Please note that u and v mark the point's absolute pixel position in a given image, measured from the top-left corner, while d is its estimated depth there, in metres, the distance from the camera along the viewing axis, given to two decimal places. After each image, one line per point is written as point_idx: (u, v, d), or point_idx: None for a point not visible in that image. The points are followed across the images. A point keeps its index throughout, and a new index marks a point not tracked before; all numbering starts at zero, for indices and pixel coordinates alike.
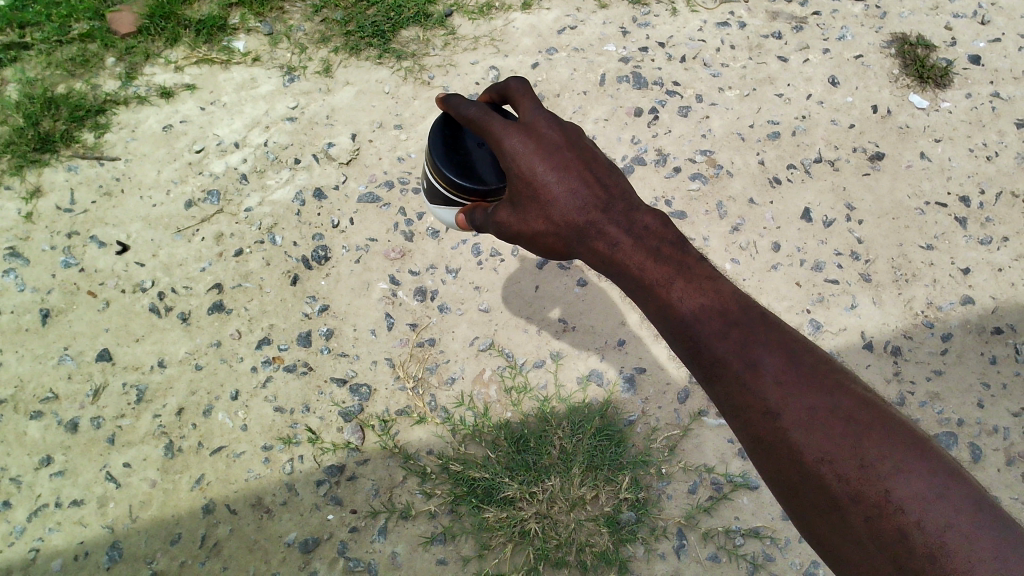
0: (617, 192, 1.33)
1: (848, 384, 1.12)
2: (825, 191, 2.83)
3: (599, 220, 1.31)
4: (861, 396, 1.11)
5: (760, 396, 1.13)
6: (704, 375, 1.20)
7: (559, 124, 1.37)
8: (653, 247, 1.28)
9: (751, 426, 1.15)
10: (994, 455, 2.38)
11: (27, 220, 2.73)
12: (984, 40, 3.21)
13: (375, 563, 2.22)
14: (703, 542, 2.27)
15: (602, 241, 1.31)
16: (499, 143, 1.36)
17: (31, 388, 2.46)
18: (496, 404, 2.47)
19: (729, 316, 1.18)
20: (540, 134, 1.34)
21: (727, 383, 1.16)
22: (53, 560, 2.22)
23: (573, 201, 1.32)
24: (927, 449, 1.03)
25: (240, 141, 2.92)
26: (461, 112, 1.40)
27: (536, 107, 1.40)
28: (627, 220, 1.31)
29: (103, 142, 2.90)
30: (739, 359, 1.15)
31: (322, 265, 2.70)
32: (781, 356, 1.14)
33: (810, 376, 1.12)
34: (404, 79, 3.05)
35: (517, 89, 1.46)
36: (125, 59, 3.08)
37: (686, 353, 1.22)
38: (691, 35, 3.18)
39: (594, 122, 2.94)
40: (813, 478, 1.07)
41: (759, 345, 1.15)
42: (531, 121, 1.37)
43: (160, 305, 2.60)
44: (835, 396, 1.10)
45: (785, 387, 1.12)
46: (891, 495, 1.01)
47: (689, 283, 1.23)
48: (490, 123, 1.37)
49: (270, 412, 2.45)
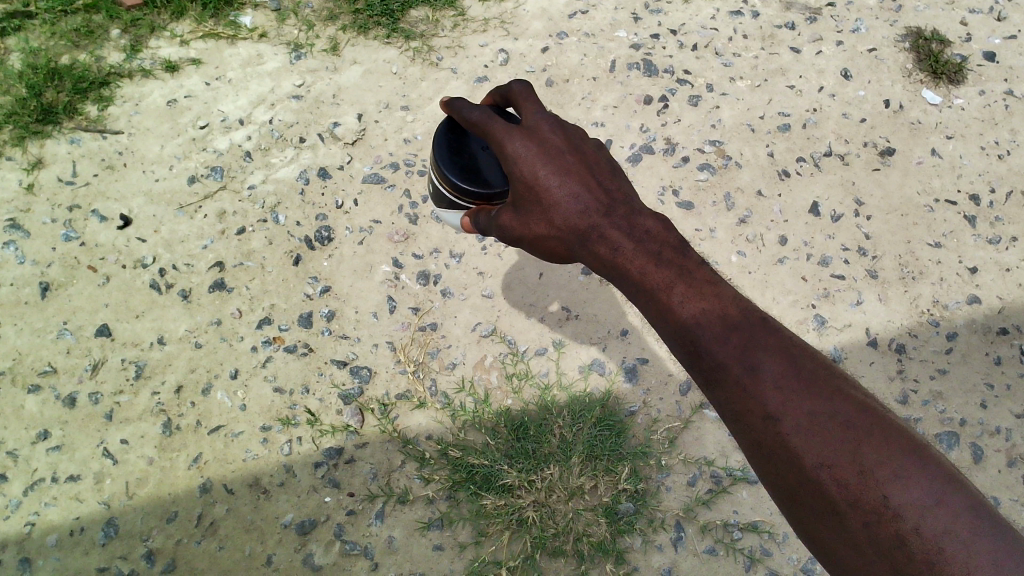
0: (619, 197, 1.32)
1: (847, 390, 1.10)
2: (834, 185, 2.80)
3: (600, 224, 1.29)
4: (859, 401, 1.09)
5: (761, 401, 1.11)
6: (704, 379, 1.18)
7: (562, 128, 1.36)
8: (655, 251, 1.25)
9: (750, 431, 1.13)
10: (995, 456, 2.37)
11: (29, 193, 2.70)
12: (1000, 37, 3.17)
13: (371, 547, 2.22)
14: (701, 535, 2.26)
15: (603, 245, 1.28)
16: (502, 147, 1.34)
17: (29, 361, 2.44)
18: (497, 391, 2.46)
19: (730, 319, 1.16)
20: (542, 138, 1.34)
21: (727, 388, 1.14)
22: (49, 535, 2.21)
23: (575, 206, 1.30)
24: (926, 455, 1.02)
25: (245, 118, 2.89)
26: (464, 117, 1.38)
27: (539, 111, 1.38)
28: (628, 223, 1.28)
29: (106, 115, 2.87)
30: (739, 364, 1.13)
31: (325, 245, 2.67)
32: (781, 360, 1.12)
33: (810, 383, 1.11)
34: (413, 60, 3.02)
35: (519, 93, 1.44)
36: (131, 31, 3.05)
37: (687, 357, 1.20)
38: (703, 23, 3.14)
39: (604, 109, 2.91)
40: (811, 484, 1.06)
41: (760, 350, 1.13)
42: (534, 124, 1.36)
43: (161, 282, 2.58)
44: (834, 403, 1.08)
45: (785, 393, 1.10)
46: (888, 500, 0.99)
47: (690, 287, 1.20)
48: (493, 127, 1.35)
49: (270, 393, 2.44)
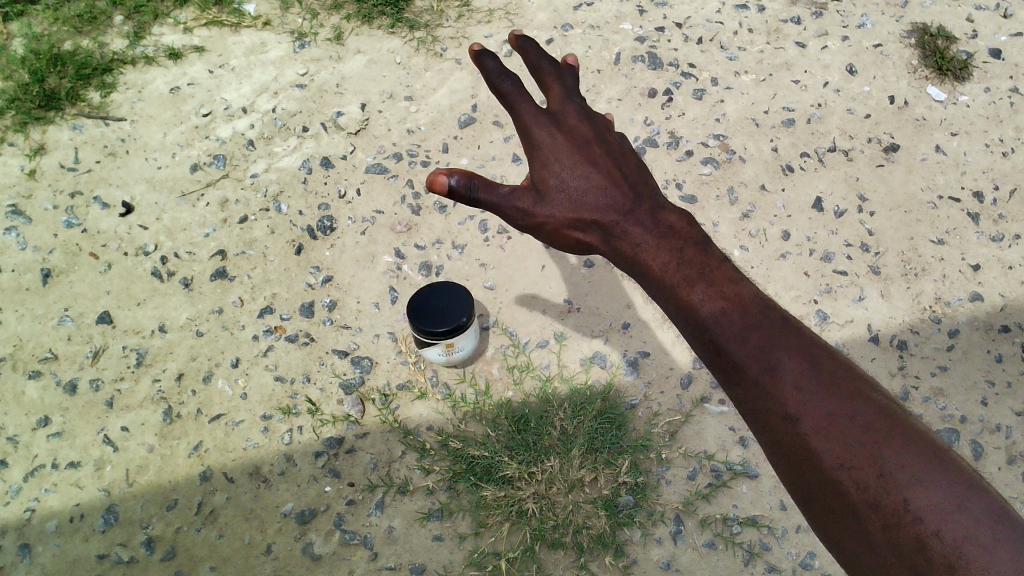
0: (643, 189, 1.50)
1: (866, 393, 1.23)
2: (838, 181, 2.80)
3: (623, 218, 1.46)
4: (877, 404, 1.22)
5: (781, 402, 1.24)
6: (725, 377, 1.31)
7: (586, 116, 1.54)
8: (677, 245, 1.43)
9: (769, 428, 1.26)
10: (996, 453, 2.36)
11: (31, 179, 2.70)
12: (1007, 34, 3.16)
13: (370, 537, 2.22)
14: (700, 529, 2.26)
15: (626, 238, 1.45)
16: (527, 130, 1.48)
17: (30, 347, 2.44)
18: (498, 383, 2.46)
19: (750, 315, 1.30)
20: (570, 128, 1.50)
21: (749, 387, 1.27)
22: (49, 521, 2.21)
23: (602, 197, 1.47)
24: (943, 459, 1.15)
25: (248, 106, 2.88)
26: (496, 86, 1.47)
27: (564, 97, 1.55)
28: (651, 218, 1.46)
29: (109, 102, 2.86)
30: (760, 364, 1.26)
31: (327, 235, 2.67)
32: (801, 361, 1.25)
33: (829, 385, 1.23)
34: (417, 50, 3.01)
35: (546, 71, 1.57)
36: (134, 18, 3.04)
37: (709, 355, 1.33)
38: (709, 17, 3.13)
39: (608, 101, 2.90)
40: (832, 486, 1.18)
41: (780, 351, 1.26)
42: (560, 111, 1.52)
43: (163, 270, 2.58)
44: (854, 406, 1.20)
45: (805, 396, 1.22)
46: (910, 505, 1.11)
47: (710, 287, 1.35)
48: (520, 108, 1.48)
49: (271, 381, 2.44)
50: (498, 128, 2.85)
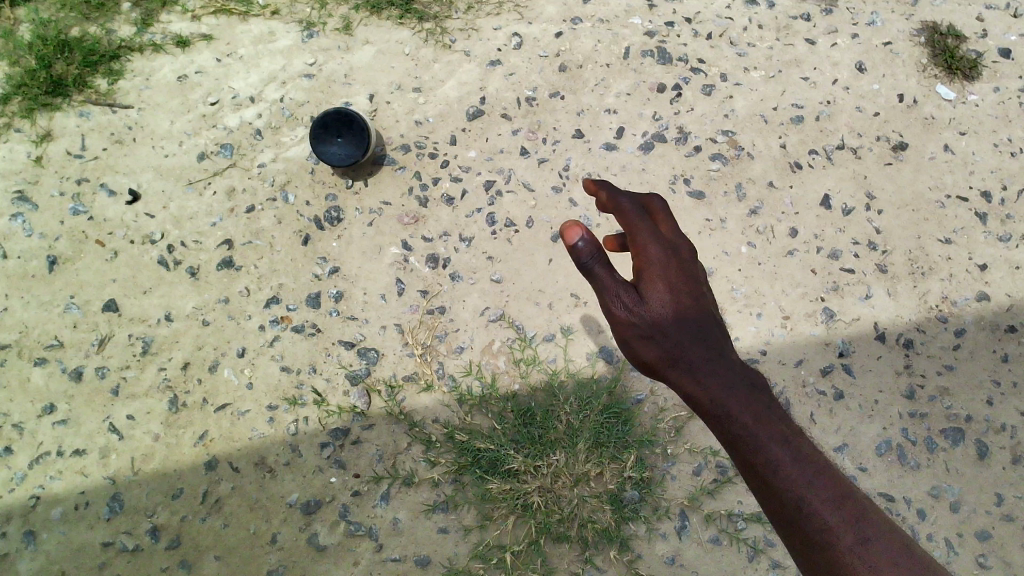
0: (718, 330, 1.52)
1: (906, 542, 1.25)
2: (846, 179, 2.79)
3: (695, 342, 1.47)
4: (917, 555, 1.23)
5: (828, 528, 1.24)
6: (769, 502, 1.31)
7: (688, 250, 1.59)
8: (746, 381, 1.42)
9: (809, 556, 1.25)
10: (1000, 453, 2.41)
11: (37, 165, 2.69)
12: (1016, 34, 3.11)
13: (377, 528, 2.24)
14: (705, 524, 2.28)
15: (694, 359, 1.45)
16: (636, 237, 1.56)
17: (36, 334, 2.44)
18: (504, 376, 2.45)
19: (807, 449, 1.32)
20: (671, 249, 1.56)
21: (793, 512, 1.27)
22: (55, 508, 2.23)
23: (682, 320, 1.49)
24: None
25: (255, 95, 2.86)
26: (617, 197, 1.63)
27: (671, 227, 1.61)
28: (723, 351, 1.47)
29: (116, 89, 2.84)
30: (808, 486, 1.27)
31: (335, 226, 2.66)
32: (850, 497, 1.28)
33: (875, 526, 1.25)
34: (425, 42, 2.97)
35: (659, 207, 1.66)
36: (142, 5, 2.98)
37: (755, 479, 1.33)
38: (719, 12, 3.07)
39: (617, 96, 2.91)
40: None
41: (831, 481, 1.28)
42: (667, 236, 1.59)
43: (169, 259, 2.57)
44: (897, 549, 1.22)
45: (852, 527, 1.24)
46: None
47: (766, 418, 1.36)
48: (635, 221, 1.59)
49: (277, 371, 2.43)
50: (507, 121, 2.85)
